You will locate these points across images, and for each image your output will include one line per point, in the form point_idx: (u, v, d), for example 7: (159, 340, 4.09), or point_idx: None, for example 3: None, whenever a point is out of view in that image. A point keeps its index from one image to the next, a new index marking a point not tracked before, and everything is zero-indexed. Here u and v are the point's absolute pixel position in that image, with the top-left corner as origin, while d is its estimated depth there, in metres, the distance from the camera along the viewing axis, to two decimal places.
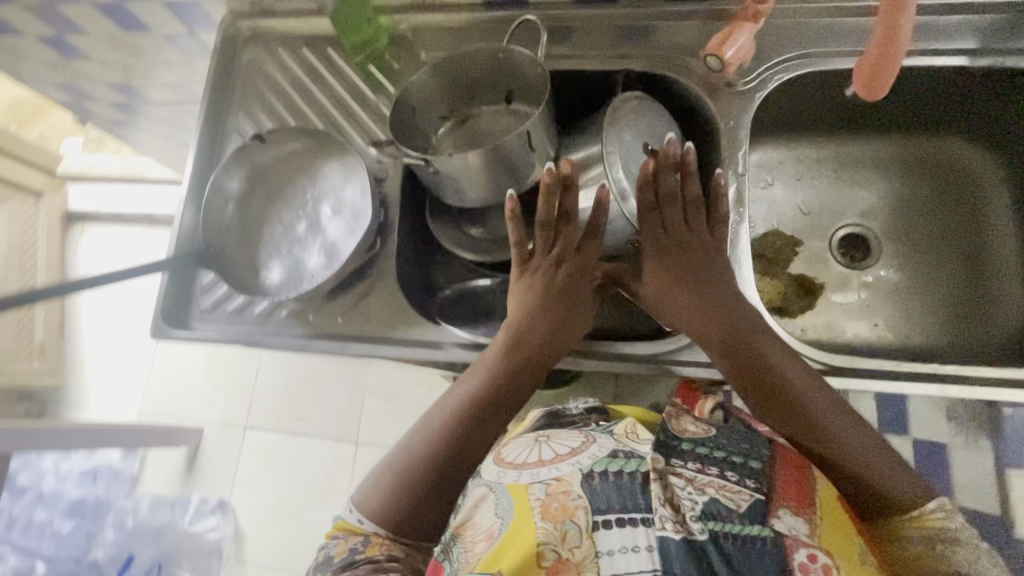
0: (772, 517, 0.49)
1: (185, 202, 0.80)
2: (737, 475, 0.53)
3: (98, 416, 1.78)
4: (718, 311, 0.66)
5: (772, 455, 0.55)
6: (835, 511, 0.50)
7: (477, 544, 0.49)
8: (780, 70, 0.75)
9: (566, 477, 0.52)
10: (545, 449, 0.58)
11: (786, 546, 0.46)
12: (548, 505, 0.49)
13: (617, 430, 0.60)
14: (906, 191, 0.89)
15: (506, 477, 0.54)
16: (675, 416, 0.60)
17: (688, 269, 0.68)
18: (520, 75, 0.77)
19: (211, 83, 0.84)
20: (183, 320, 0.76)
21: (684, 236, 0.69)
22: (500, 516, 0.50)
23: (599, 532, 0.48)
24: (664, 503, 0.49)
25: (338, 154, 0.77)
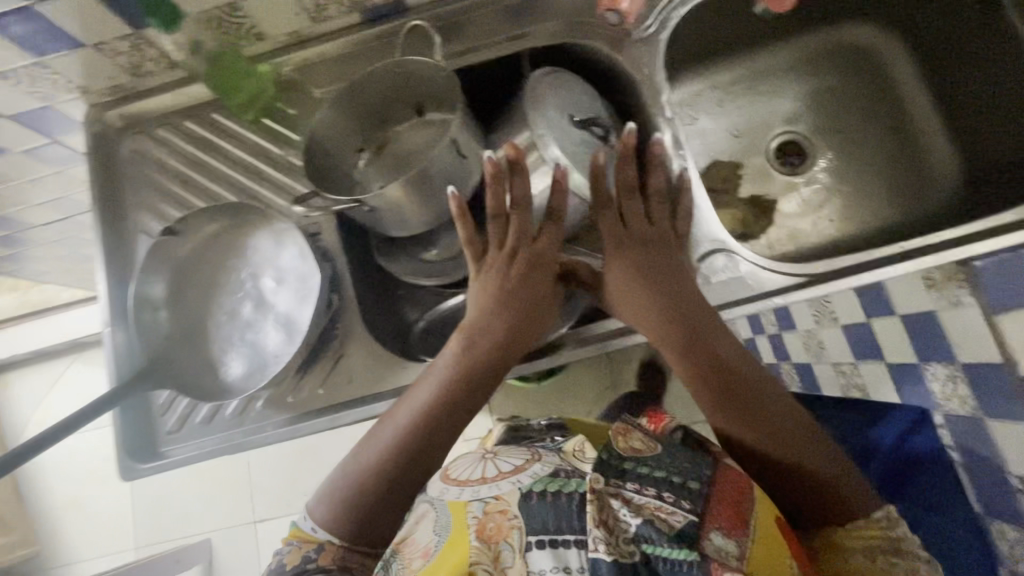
0: (704, 539, 0.51)
1: (111, 322, 0.72)
2: (674, 497, 0.53)
3: (91, 568, 1.63)
4: (682, 290, 0.65)
5: (712, 474, 0.55)
6: (771, 530, 0.52)
7: (413, 562, 0.54)
8: (675, 7, 0.74)
9: (504, 496, 0.56)
10: (490, 466, 0.62)
11: (710, 569, 0.49)
12: (484, 524, 0.54)
13: (565, 448, 0.64)
14: (818, 87, 0.92)
15: (447, 494, 0.59)
16: (622, 432, 0.59)
17: (648, 261, 0.67)
18: (425, 84, 0.73)
19: (97, 188, 0.76)
20: (152, 449, 0.69)
21: (646, 230, 0.68)
22: (437, 532, 0.55)
23: (531, 553, 0.52)
24: (598, 525, 0.51)
25: (263, 221, 0.71)
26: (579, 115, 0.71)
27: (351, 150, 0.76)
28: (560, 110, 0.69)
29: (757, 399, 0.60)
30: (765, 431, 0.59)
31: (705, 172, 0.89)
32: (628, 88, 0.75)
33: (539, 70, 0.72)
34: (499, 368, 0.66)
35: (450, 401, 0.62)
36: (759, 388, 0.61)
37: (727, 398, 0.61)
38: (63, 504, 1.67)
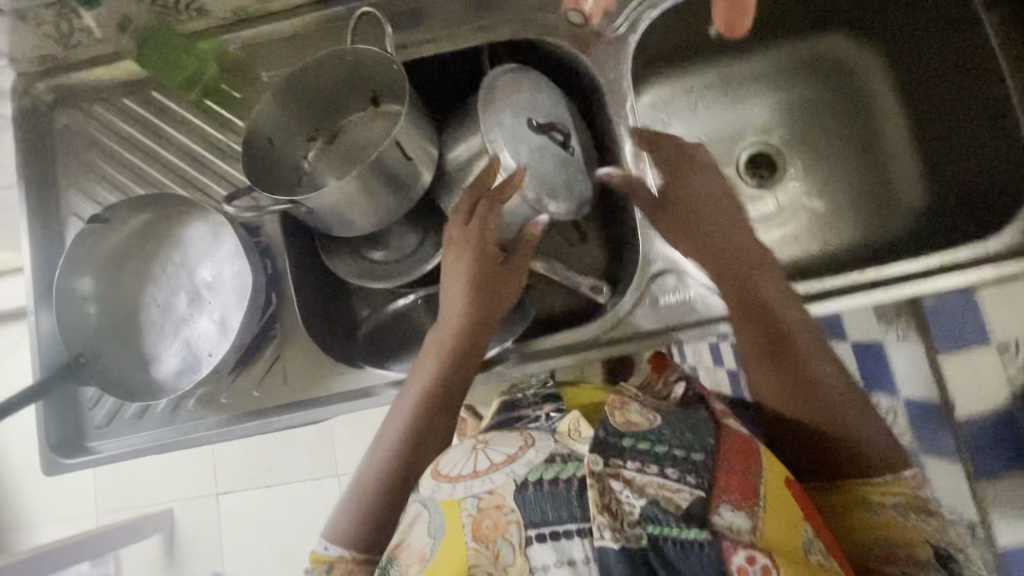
0: (713, 514, 0.45)
1: (36, 309, 0.68)
2: (679, 472, 0.47)
3: (47, 534, 1.62)
4: (724, 257, 0.66)
5: (716, 445, 0.50)
6: (779, 496, 0.47)
7: (410, 569, 0.45)
8: (646, 7, 0.70)
9: (499, 490, 0.46)
10: (480, 457, 0.50)
11: (724, 549, 0.42)
12: (479, 522, 0.44)
13: (560, 427, 0.52)
14: (796, 97, 0.88)
15: (439, 491, 0.48)
16: (618, 404, 0.52)
17: (693, 223, 0.67)
18: (377, 74, 0.68)
19: (23, 165, 0.71)
20: (80, 444, 0.67)
21: (686, 195, 0.69)
22: (431, 536, 0.45)
23: (531, 548, 0.43)
24: (602, 510, 0.42)
25: (200, 213, 0.67)
26: (535, 119, 0.67)
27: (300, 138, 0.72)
28: (515, 115, 0.66)
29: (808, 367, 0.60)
30: (815, 395, 0.58)
31: None
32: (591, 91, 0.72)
33: (496, 69, 0.67)
34: (475, 360, 0.65)
35: (434, 398, 0.62)
36: (809, 356, 0.60)
37: (779, 361, 0.60)
38: (19, 470, 1.65)
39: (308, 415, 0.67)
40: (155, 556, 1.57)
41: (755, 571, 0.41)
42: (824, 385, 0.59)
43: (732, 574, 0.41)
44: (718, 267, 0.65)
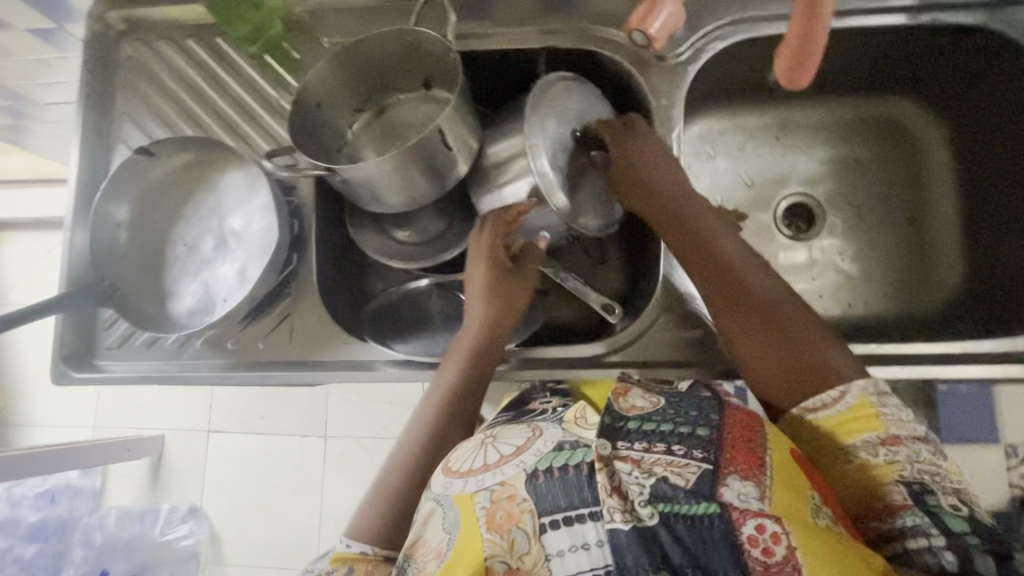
0: (721, 487, 0.47)
1: (72, 226, 0.71)
2: (685, 449, 0.50)
3: (45, 434, 1.70)
4: (705, 249, 0.64)
5: (720, 419, 0.53)
6: (791, 470, 0.49)
7: (427, 564, 0.48)
8: (713, 39, 0.70)
9: (511, 481, 0.50)
10: (490, 450, 0.55)
11: (734, 519, 0.45)
12: (494, 514, 0.48)
13: (567, 417, 0.58)
14: (847, 155, 0.86)
15: (451, 488, 0.52)
16: (623, 391, 0.58)
17: (692, 240, 0.64)
18: (434, 60, 0.69)
19: (86, 87, 0.74)
20: (89, 360, 0.70)
21: (677, 207, 0.66)
22: (447, 531, 0.49)
23: (546, 536, 0.46)
24: (611, 494, 0.47)
25: (238, 163, 0.69)
26: (579, 129, 0.67)
27: (348, 108, 0.74)
28: (562, 124, 0.66)
29: (791, 354, 0.57)
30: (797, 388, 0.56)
31: None
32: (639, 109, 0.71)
33: (551, 74, 0.67)
34: (494, 366, 0.67)
35: (452, 401, 0.65)
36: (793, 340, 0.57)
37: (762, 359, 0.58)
38: (32, 369, 1.73)
39: (306, 377, 0.68)
40: (141, 477, 1.63)
41: (765, 539, 0.44)
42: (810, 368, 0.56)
43: (743, 541, 0.44)
44: (690, 246, 0.64)
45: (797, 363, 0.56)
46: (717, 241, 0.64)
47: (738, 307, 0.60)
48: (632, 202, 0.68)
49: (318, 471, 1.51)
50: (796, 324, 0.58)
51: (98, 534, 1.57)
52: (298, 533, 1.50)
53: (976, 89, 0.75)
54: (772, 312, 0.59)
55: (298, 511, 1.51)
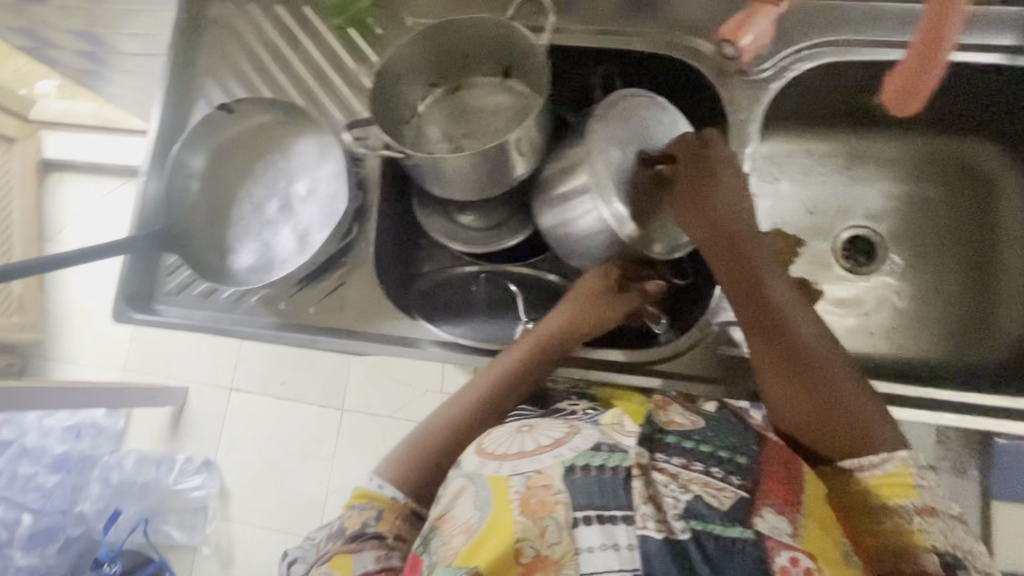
0: (755, 515, 0.46)
1: (146, 172, 0.73)
2: (722, 472, 0.49)
3: (77, 371, 1.75)
4: (760, 290, 0.59)
5: (759, 451, 0.52)
6: (822, 512, 0.48)
7: (454, 538, 0.49)
8: (799, 59, 0.68)
9: (546, 471, 0.50)
10: (528, 440, 0.55)
11: (767, 548, 0.44)
12: (528, 499, 0.48)
13: (603, 421, 0.56)
14: (917, 193, 0.84)
15: (485, 469, 0.53)
16: (663, 406, 0.57)
17: (744, 268, 0.60)
18: (518, 51, 0.69)
19: (176, 39, 0.76)
20: (147, 303, 0.72)
21: (736, 230, 0.61)
22: (478, 509, 0.49)
23: (578, 530, 0.46)
24: (646, 501, 0.46)
25: (313, 130, 0.71)
26: (646, 151, 0.65)
27: (423, 88, 0.75)
28: (637, 144, 0.65)
29: (823, 391, 0.55)
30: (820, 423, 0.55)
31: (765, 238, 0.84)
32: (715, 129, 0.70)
33: (631, 89, 0.67)
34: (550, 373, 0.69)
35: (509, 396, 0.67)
36: (826, 378, 0.55)
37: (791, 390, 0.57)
38: (74, 306, 1.80)
39: (352, 347, 0.69)
40: (161, 424, 1.67)
41: (796, 572, 0.43)
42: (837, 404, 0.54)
43: (773, 571, 0.43)
44: (732, 267, 0.61)
45: (821, 401, 0.55)
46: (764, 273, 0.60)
47: (770, 335, 0.58)
48: (688, 219, 0.62)
49: (332, 442, 1.53)
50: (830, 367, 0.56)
51: (116, 473, 1.62)
52: (307, 500, 1.52)
53: None
54: (809, 346, 0.57)
55: (309, 478, 1.53)
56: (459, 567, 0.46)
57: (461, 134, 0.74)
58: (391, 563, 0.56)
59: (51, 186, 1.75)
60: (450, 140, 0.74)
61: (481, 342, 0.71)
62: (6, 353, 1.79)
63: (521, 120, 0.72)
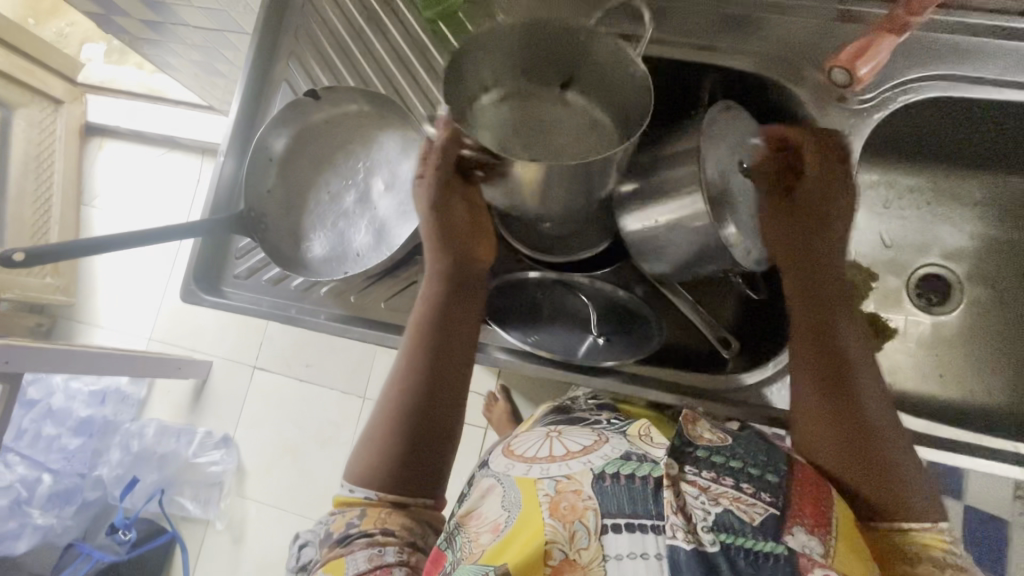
0: (786, 533, 0.44)
1: (226, 153, 0.73)
2: (752, 488, 0.48)
3: (105, 337, 1.76)
4: (828, 335, 0.60)
5: (789, 471, 0.50)
6: (852, 534, 0.47)
7: (481, 536, 0.47)
8: (904, 91, 0.66)
9: (576, 476, 0.49)
10: (556, 444, 0.55)
11: (799, 565, 0.42)
12: (558, 502, 0.46)
13: (630, 431, 0.57)
14: (1000, 235, 0.82)
15: (514, 471, 0.52)
16: (691, 420, 0.56)
17: (816, 304, 0.61)
18: (593, 65, 0.61)
19: (262, 19, 0.75)
20: (215, 285, 0.72)
21: (819, 274, 0.62)
22: (506, 509, 0.48)
23: (607, 537, 0.44)
24: (677, 511, 0.44)
25: (396, 123, 0.69)
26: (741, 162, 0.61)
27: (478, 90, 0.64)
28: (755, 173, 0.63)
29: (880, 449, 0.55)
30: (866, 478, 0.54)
31: None
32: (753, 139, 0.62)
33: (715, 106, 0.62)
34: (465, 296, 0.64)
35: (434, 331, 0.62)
36: (885, 440, 0.55)
37: (843, 439, 0.55)
38: (106, 272, 1.80)
39: None
40: (184, 397, 1.67)
41: None
42: (895, 471, 0.53)
43: None
44: (808, 306, 0.61)
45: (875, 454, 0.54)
46: (836, 320, 0.61)
47: (835, 383, 0.58)
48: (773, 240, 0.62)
49: (355, 431, 1.53)
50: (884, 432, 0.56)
51: (136, 442, 1.62)
52: (324, 486, 1.51)
53: None
54: (870, 402, 0.57)
55: (326, 464, 1.52)
56: (485, 565, 0.43)
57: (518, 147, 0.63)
58: (385, 560, 0.51)
59: (92, 150, 1.76)
60: (506, 150, 0.62)
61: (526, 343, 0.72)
62: (37, 314, 1.80)
63: (593, 140, 0.64)
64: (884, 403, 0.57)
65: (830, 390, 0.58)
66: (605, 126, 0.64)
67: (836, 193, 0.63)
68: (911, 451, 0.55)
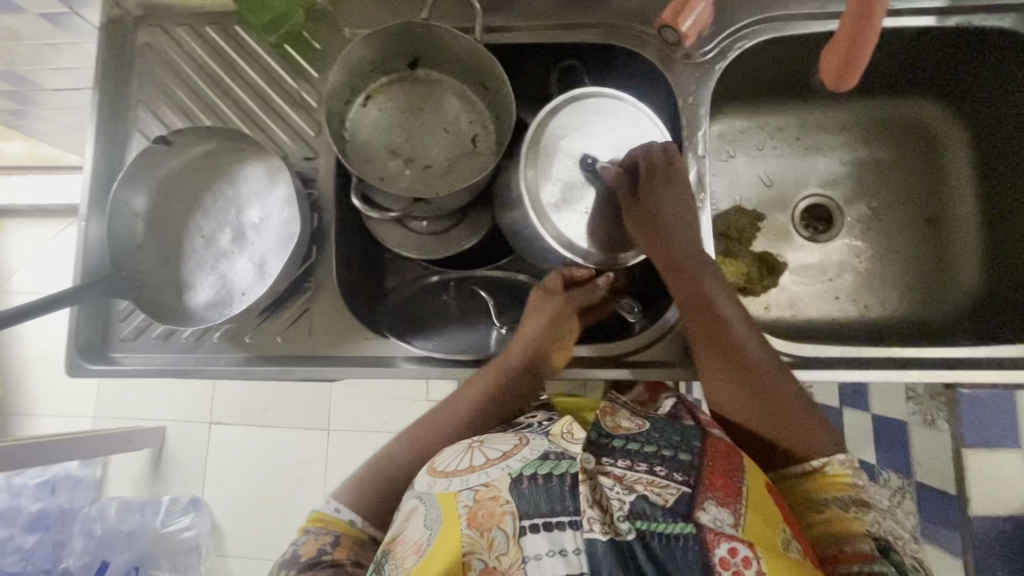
0: (697, 509, 0.45)
1: (87, 215, 0.70)
2: (665, 470, 0.48)
3: (42, 425, 1.66)
4: (708, 306, 0.61)
5: (703, 446, 0.51)
6: (763, 499, 0.47)
7: (406, 560, 0.45)
8: (740, 38, 0.70)
9: (494, 482, 0.48)
10: (477, 454, 0.53)
11: (706, 541, 0.42)
12: (476, 512, 0.45)
13: (553, 430, 0.55)
14: (867, 157, 0.86)
15: (436, 487, 0.50)
16: (607, 412, 0.55)
17: (691, 285, 0.62)
18: (435, 46, 0.68)
19: (101, 71, 0.72)
20: (102, 352, 0.69)
21: (685, 253, 0.63)
22: (428, 527, 0.46)
23: (525, 538, 0.44)
24: (592, 504, 0.44)
25: (258, 154, 0.69)
26: (589, 157, 0.66)
27: (340, 104, 0.69)
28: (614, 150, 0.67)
29: (773, 397, 0.57)
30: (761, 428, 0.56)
31: (724, 215, 0.84)
32: (609, 107, 0.67)
33: (548, 105, 0.66)
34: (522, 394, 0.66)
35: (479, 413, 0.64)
36: (776, 384, 0.57)
37: (736, 397, 0.58)
38: (30, 358, 1.70)
39: (323, 372, 0.67)
40: (142, 469, 1.59)
41: (736, 563, 0.41)
42: (790, 414, 0.56)
43: (715, 565, 0.41)
44: (687, 284, 0.62)
45: (771, 402, 0.56)
46: (714, 289, 0.62)
47: (722, 348, 0.59)
48: (635, 237, 0.63)
49: (322, 464, 1.51)
50: (775, 375, 0.58)
51: (99, 525, 1.51)
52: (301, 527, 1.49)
53: (992, 87, 0.75)
54: (753, 353, 0.59)
55: (300, 505, 1.50)
56: None
57: (401, 140, 0.69)
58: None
59: None
60: (395, 153, 0.68)
61: (450, 354, 0.69)
62: None
63: (465, 113, 0.71)
64: (767, 349, 0.60)
65: (719, 352, 0.59)
66: (467, 95, 0.71)
67: (679, 177, 0.64)
68: (798, 384, 0.58)
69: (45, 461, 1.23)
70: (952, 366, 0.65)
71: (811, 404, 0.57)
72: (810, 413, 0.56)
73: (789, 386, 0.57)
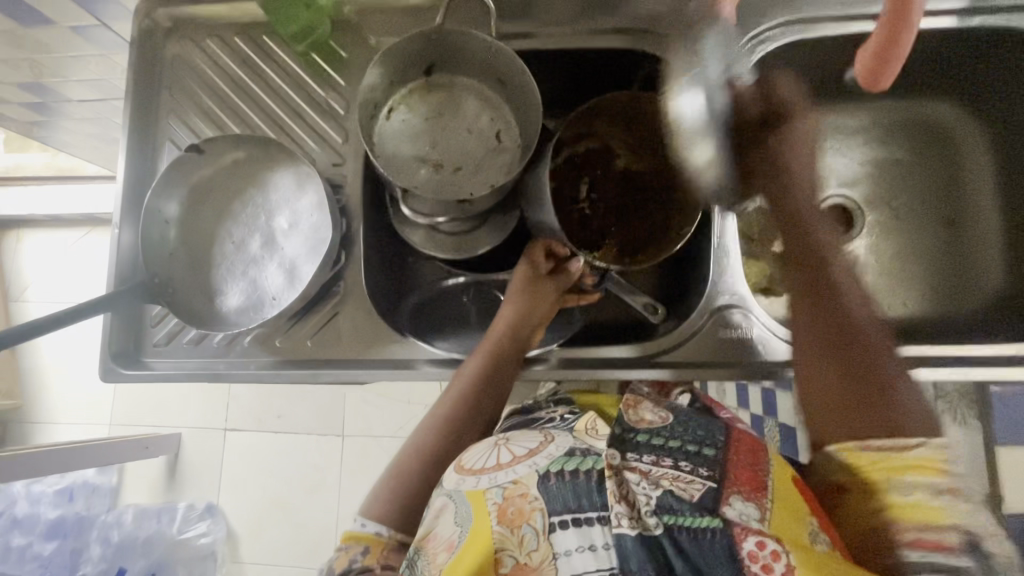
0: (723, 504, 0.45)
1: (120, 223, 0.71)
2: (690, 465, 0.49)
3: (59, 433, 1.68)
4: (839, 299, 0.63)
5: (725, 440, 0.51)
6: (789, 493, 0.47)
7: (438, 557, 0.45)
8: (761, 41, 0.70)
9: (522, 480, 0.47)
10: (503, 451, 0.53)
11: (734, 534, 0.42)
12: (505, 509, 0.45)
13: (577, 426, 0.55)
14: (886, 157, 0.86)
15: (464, 484, 0.49)
16: (632, 405, 0.56)
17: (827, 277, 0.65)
18: (456, 52, 0.69)
19: (132, 83, 0.74)
20: (135, 357, 0.70)
21: (833, 249, 0.67)
22: (459, 524, 0.46)
23: (555, 535, 0.44)
24: (620, 499, 0.44)
25: (287, 161, 0.70)
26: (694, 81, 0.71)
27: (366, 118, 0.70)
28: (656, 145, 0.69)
29: (887, 392, 0.57)
30: (871, 422, 0.55)
31: None
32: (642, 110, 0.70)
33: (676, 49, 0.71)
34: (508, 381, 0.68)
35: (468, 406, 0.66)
36: (894, 382, 0.57)
37: (849, 389, 0.58)
38: (49, 364, 1.71)
39: (352, 376, 0.68)
40: (157, 477, 1.60)
41: (765, 556, 0.41)
42: (904, 408, 0.55)
43: (743, 558, 0.41)
44: (828, 276, 0.65)
45: (887, 398, 0.56)
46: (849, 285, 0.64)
47: (835, 340, 0.61)
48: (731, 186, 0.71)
49: (337, 470, 1.51)
50: (891, 366, 0.59)
51: (116, 531, 1.51)
52: (317, 533, 1.49)
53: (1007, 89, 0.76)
54: (872, 347, 0.60)
55: (317, 511, 1.50)
56: None
57: (428, 147, 0.70)
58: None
59: (10, 243, 1.68)
60: (424, 158, 0.69)
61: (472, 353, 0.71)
62: None
63: (487, 113, 0.72)
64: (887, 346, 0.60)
65: (836, 343, 0.61)
66: (489, 99, 0.72)
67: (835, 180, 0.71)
68: (915, 385, 0.58)
69: (64, 468, 1.24)
70: (981, 365, 0.65)
71: (929, 407, 0.56)
72: (926, 417, 0.55)
73: (904, 384, 0.57)
